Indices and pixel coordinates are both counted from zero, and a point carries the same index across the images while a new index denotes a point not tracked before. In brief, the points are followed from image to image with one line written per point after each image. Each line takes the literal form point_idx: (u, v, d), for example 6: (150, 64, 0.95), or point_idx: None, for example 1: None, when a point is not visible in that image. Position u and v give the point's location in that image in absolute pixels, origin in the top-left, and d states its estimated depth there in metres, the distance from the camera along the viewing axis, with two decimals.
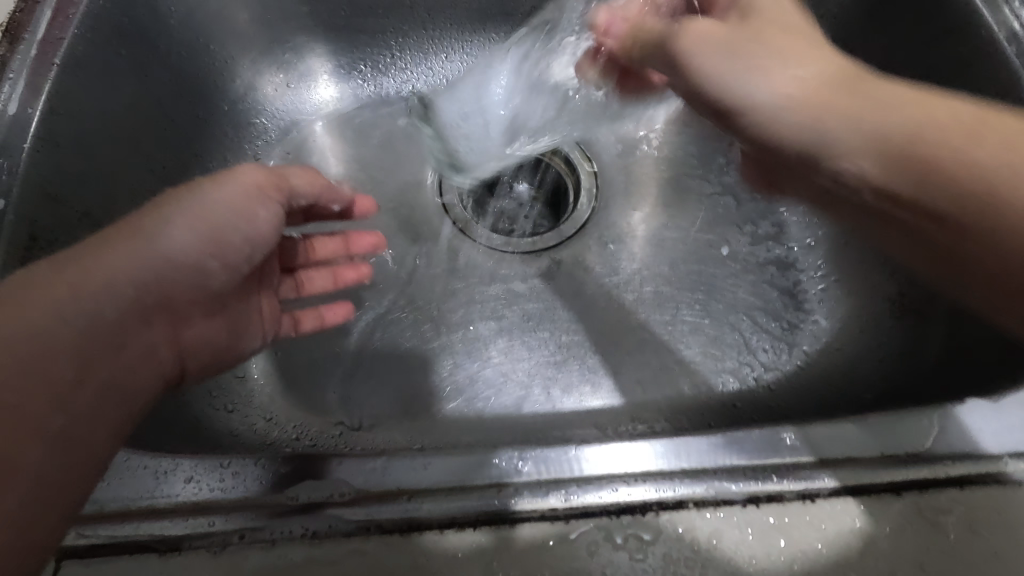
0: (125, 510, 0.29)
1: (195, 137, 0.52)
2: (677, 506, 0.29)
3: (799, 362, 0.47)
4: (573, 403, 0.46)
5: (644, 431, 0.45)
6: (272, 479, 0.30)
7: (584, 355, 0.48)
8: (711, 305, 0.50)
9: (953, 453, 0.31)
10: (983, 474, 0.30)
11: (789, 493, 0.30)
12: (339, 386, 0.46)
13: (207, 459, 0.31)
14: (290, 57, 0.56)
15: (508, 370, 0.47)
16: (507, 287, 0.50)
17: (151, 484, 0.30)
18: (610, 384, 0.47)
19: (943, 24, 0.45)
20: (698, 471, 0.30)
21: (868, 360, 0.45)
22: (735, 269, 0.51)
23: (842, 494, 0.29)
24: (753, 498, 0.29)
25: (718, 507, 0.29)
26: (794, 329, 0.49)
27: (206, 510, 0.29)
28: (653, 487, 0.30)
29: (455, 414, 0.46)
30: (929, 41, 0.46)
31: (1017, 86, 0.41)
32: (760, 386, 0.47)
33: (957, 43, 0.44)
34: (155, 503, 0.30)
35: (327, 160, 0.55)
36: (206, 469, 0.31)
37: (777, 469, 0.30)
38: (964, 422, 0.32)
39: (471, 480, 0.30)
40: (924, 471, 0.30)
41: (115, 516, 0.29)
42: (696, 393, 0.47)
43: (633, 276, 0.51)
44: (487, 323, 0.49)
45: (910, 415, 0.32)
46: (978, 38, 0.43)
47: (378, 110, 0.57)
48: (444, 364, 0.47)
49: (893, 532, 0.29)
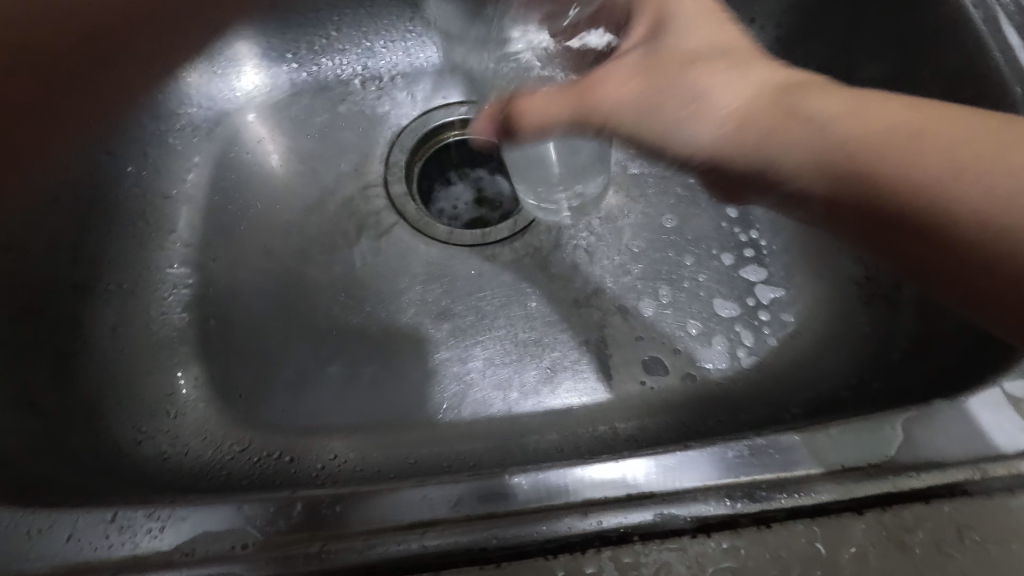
0: (217, 553, 0.27)
1: (104, 132, 0.52)
2: (620, 540, 0.26)
3: (765, 356, 0.50)
4: (534, 404, 0.49)
5: (605, 431, 0.47)
6: (263, 521, 0.28)
7: (545, 354, 0.51)
8: (677, 295, 0.53)
9: (918, 464, 0.27)
10: (950, 486, 0.27)
11: (743, 518, 0.26)
12: (287, 401, 0.49)
13: (220, 507, 0.28)
14: (213, 41, 0.57)
15: (465, 369, 0.51)
16: (469, 280, 0.54)
17: (229, 519, 0.28)
18: (568, 383, 0.50)
19: (898, 30, 0.47)
20: (695, 491, 0.27)
21: (836, 357, 0.47)
22: (700, 260, 0.54)
23: (801, 516, 0.26)
24: (703, 526, 0.26)
25: (666, 540, 0.26)
26: (760, 320, 0.51)
27: (224, 557, 0.27)
28: (596, 518, 0.26)
29: (427, 419, 0.49)
30: (893, 32, 0.47)
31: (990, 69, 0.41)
32: (730, 379, 0.49)
33: (899, 26, 0.47)
34: (213, 548, 0.27)
35: (264, 149, 0.58)
36: (221, 520, 0.28)
37: (729, 492, 0.27)
38: (928, 426, 0.28)
39: (393, 521, 0.28)
40: (955, 473, 0.27)
41: (215, 559, 0.27)
42: (659, 389, 0.49)
43: (596, 264, 0.54)
44: (441, 325, 0.52)
45: (872, 423, 0.29)
46: (926, 25, 0.45)
47: (316, 96, 0.60)
48: (403, 367, 0.51)
49: (889, 549, 0.25)
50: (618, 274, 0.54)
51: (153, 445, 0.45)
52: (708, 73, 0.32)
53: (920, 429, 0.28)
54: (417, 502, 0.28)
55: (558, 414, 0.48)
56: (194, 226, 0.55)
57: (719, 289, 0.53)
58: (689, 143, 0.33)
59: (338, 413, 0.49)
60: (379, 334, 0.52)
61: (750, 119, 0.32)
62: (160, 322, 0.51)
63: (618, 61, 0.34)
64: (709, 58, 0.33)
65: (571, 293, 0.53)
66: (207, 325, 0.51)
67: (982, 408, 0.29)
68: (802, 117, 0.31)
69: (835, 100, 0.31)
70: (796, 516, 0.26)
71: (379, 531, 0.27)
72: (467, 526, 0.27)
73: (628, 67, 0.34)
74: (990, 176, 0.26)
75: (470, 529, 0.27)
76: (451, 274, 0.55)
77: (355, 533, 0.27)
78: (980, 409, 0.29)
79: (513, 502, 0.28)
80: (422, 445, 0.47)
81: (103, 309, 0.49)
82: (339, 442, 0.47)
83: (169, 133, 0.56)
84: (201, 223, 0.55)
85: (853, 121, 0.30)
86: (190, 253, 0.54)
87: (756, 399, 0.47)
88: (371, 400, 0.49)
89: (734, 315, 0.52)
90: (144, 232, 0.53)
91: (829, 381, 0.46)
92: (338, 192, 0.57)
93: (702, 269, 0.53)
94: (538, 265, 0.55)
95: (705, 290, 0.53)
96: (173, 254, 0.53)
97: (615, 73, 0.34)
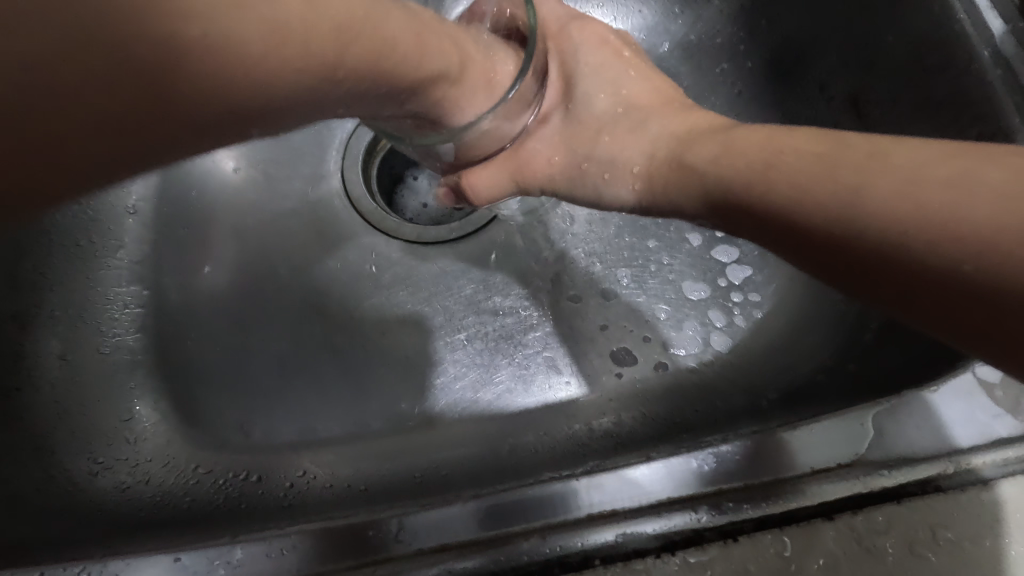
0: None
1: None
2: (581, 565, 0.25)
3: (740, 340, 0.49)
4: (507, 405, 0.48)
5: (581, 428, 0.46)
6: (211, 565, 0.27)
7: (516, 352, 0.49)
8: (648, 282, 0.51)
9: (890, 460, 0.26)
10: (922, 483, 0.26)
11: (710, 531, 0.25)
12: (252, 418, 0.48)
13: (159, 557, 0.27)
14: None
15: (435, 373, 0.49)
16: (435, 279, 0.52)
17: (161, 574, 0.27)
18: (541, 381, 0.48)
19: None
20: (657, 505, 0.26)
21: (813, 337, 0.46)
22: (672, 244, 0.52)
23: (769, 526, 0.25)
24: (668, 543, 0.25)
25: (630, 561, 0.24)
26: (735, 304, 0.50)
27: None
28: (558, 542, 0.26)
29: (397, 427, 0.47)
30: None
31: (960, 32, 0.39)
32: (705, 367, 0.48)
33: None
34: None
35: (211, 156, 0.55)
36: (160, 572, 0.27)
37: (696, 504, 0.26)
38: (899, 420, 0.27)
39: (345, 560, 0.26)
40: (927, 469, 0.26)
41: None
42: (634, 382, 0.48)
43: (565, 256, 0.52)
44: (408, 328, 0.51)
45: (841, 419, 0.28)
46: None
47: None
48: (371, 374, 0.49)
49: (861, 556, 0.24)
50: (589, 264, 0.52)
51: (112, 476, 0.44)
52: (612, 140, 0.38)
53: (889, 423, 0.27)
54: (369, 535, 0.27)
55: (532, 414, 0.47)
56: (142, 242, 0.52)
57: (692, 273, 0.51)
58: (620, 200, 0.38)
59: (305, 427, 0.47)
60: (344, 343, 0.50)
61: (656, 152, 0.36)
62: (113, 346, 0.48)
63: (543, 131, 0.41)
64: (615, 124, 0.39)
65: (541, 287, 0.51)
66: (161, 345, 0.49)
67: (954, 396, 0.28)
68: (690, 167, 0.34)
69: (734, 147, 0.32)
70: (763, 526, 0.25)
71: (336, 569, 0.27)
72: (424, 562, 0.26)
73: (546, 138, 0.41)
74: (872, 198, 0.26)
75: (425, 562, 0.26)
76: (416, 275, 0.52)
77: None
78: (952, 399, 0.28)
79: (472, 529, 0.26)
80: (394, 455, 0.46)
81: (47, 336, 0.46)
82: (307, 458, 0.46)
83: None
84: (149, 237, 0.52)
85: (751, 159, 0.31)
86: (139, 271, 0.51)
87: (733, 386, 0.46)
88: (339, 412, 0.48)
89: (708, 301, 0.50)
90: (88, 251, 0.50)
91: (806, 363, 0.45)
92: (293, 195, 0.55)
93: (674, 254, 0.52)
94: (505, 259, 0.53)
95: (675, 274, 0.51)
96: (121, 273, 0.51)
97: (540, 147, 0.41)
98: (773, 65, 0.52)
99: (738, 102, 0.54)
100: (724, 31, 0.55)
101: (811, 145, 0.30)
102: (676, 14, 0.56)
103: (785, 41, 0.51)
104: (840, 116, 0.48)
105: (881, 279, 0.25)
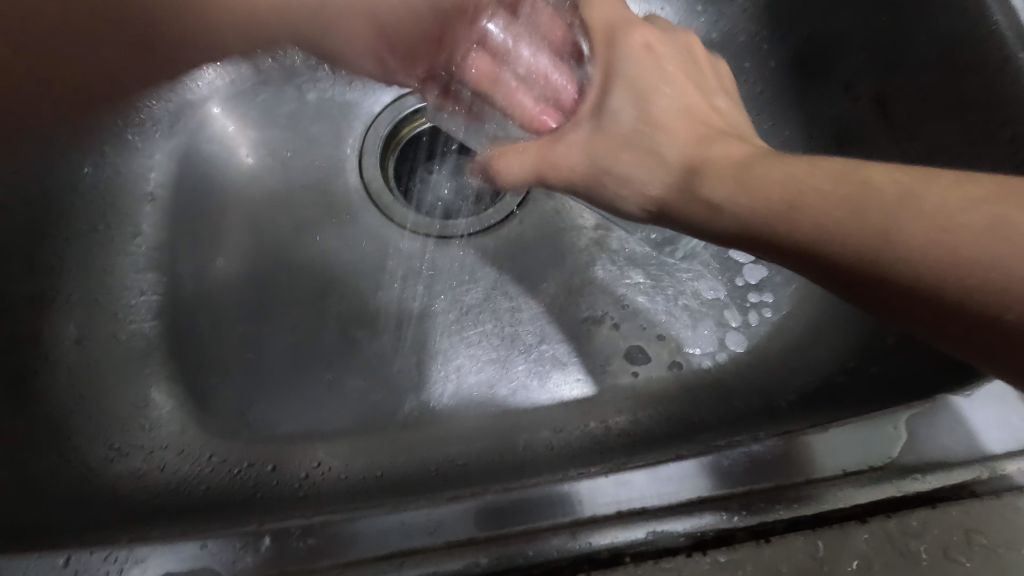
0: None
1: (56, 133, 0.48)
2: (611, 562, 0.24)
3: (759, 340, 0.48)
4: (522, 401, 0.47)
5: (597, 425, 0.45)
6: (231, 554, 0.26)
7: (532, 348, 0.49)
8: (665, 280, 0.51)
9: (922, 464, 0.26)
10: (955, 487, 0.25)
11: (741, 532, 0.25)
12: (264, 407, 0.47)
13: (179, 544, 0.27)
14: None
15: (450, 367, 0.49)
16: (451, 273, 0.52)
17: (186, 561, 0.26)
18: (557, 378, 0.48)
19: None
20: (688, 504, 0.26)
21: (834, 339, 0.45)
22: (690, 241, 0.52)
23: (801, 528, 0.24)
24: (699, 543, 0.24)
25: (660, 559, 0.24)
26: (755, 304, 0.49)
27: None
28: (585, 538, 0.25)
29: (412, 421, 0.47)
30: None
31: (995, 33, 0.39)
32: (723, 367, 0.48)
33: None
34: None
35: (230, 144, 0.55)
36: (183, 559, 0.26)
37: (726, 503, 0.26)
38: (931, 424, 0.27)
39: (370, 550, 0.26)
40: (960, 473, 0.26)
41: None
42: (650, 381, 0.48)
43: (582, 252, 0.52)
44: (424, 322, 0.50)
45: (873, 422, 0.27)
46: None
47: (283, 84, 0.56)
48: (386, 366, 0.49)
49: (895, 560, 0.24)
50: (606, 261, 0.52)
51: (127, 462, 0.44)
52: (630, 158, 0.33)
53: (921, 427, 0.27)
54: (394, 528, 0.26)
55: (547, 411, 0.47)
56: (159, 227, 0.52)
57: (711, 271, 0.51)
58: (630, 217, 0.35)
59: (319, 418, 0.47)
60: (359, 334, 0.50)
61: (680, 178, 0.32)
62: (129, 332, 0.48)
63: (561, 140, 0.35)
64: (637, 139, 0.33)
65: (558, 283, 0.51)
66: (176, 332, 0.49)
67: (987, 401, 0.27)
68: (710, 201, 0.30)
69: (755, 176, 0.29)
70: (795, 528, 0.25)
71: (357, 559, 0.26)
72: (449, 553, 0.25)
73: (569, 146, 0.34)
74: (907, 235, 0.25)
75: (449, 556, 0.25)
76: (432, 268, 0.52)
77: (333, 563, 0.26)
78: (986, 403, 0.27)
79: (498, 523, 0.26)
80: (408, 447, 0.45)
81: (63, 320, 0.46)
82: (321, 450, 0.46)
83: (127, 129, 0.53)
84: (165, 222, 0.52)
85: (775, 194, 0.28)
86: (155, 258, 0.51)
87: (751, 387, 0.46)
88: (353, 404, 0.48)
89: (727, 300, 0.50)
90: (105, 236, 0.50)
91: (826, 365, 0.44)
92: (311, 185, 0.54)
93: (694, 251, 0.51)
94: (523, 254, 0.52)
95: (693, 273, 0.51)
96: (137, 258, 0.50)
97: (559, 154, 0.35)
98: (797, 65, 0.52)
99: (759, 100, 0.53)
100: (747, 29, 0.54)
101: (837, 181, 0.27)
102: (699, 11, 0.56)
103: (810, 40, 0.50)
104: (863, 114, 0.47)
105: (916, 307, 0.25)
